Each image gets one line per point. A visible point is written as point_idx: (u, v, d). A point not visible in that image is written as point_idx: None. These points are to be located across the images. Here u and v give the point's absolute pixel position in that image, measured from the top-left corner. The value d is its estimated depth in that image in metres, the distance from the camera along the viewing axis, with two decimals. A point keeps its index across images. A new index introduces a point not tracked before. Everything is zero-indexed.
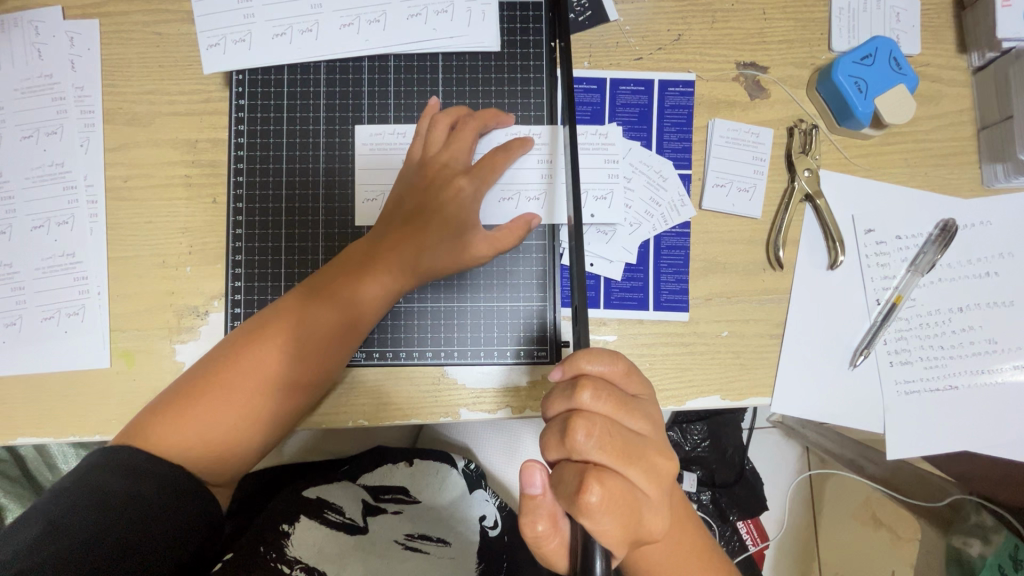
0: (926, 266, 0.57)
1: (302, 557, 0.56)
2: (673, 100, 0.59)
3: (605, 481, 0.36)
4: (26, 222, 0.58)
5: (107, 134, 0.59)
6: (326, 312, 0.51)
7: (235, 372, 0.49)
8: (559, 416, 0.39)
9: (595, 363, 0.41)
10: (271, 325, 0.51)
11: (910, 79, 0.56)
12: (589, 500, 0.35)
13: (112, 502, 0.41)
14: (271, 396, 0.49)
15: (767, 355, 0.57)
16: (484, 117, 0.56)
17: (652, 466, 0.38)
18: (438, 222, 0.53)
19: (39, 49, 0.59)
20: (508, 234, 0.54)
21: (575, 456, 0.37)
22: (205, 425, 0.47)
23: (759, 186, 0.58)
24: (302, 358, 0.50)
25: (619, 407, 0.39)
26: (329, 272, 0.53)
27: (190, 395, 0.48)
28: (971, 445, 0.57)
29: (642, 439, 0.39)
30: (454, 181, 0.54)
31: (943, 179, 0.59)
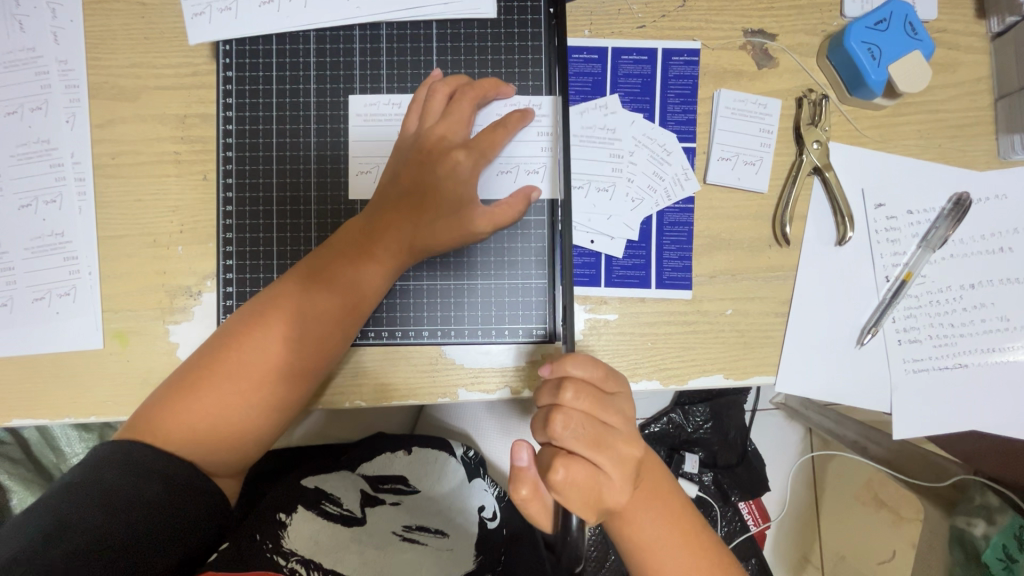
0: (938, 242, 0.56)
1: (298, 550, 0.55)
2: (676, 69, 0.57)
3: (573, 465, 0.40)
4: (13, 201, 0.56)
5: (93, 109, 0.57)
6: (324, 296, 0.50)
7: (235, 359, 0.48)
8: (544, 409, 0.43)
9: (579, 367, 0.43)
10: (265, 315, 0.50)
11: (926, 44, 0.53)
12: (556, 478, 0.40)
13: (115, 501, 0.42)
14: (273, 383, 0.49)
15: (773, 333, 0.56)
16: (483, 87, 0.54)
17: (618, 453, 0.42)
18: (435, 198, 0.52)
19: (19, 21, 0.57)
20: (509, 209, 0.52)
21: (553, 442, 0.42)
22: (206, 417, 0.47)
23: (766, 159, 0.56)
24: (299, 346, 0.49)
25: (597, 404, 0.43)
26: (324, 256, 0.52)
27: (191, 386, 0.48)
28: (980, 425, 0.56)
29: (614, 432, 0.42)
30: (453, 154, 0.52)
31: (958, 151, 0.57)
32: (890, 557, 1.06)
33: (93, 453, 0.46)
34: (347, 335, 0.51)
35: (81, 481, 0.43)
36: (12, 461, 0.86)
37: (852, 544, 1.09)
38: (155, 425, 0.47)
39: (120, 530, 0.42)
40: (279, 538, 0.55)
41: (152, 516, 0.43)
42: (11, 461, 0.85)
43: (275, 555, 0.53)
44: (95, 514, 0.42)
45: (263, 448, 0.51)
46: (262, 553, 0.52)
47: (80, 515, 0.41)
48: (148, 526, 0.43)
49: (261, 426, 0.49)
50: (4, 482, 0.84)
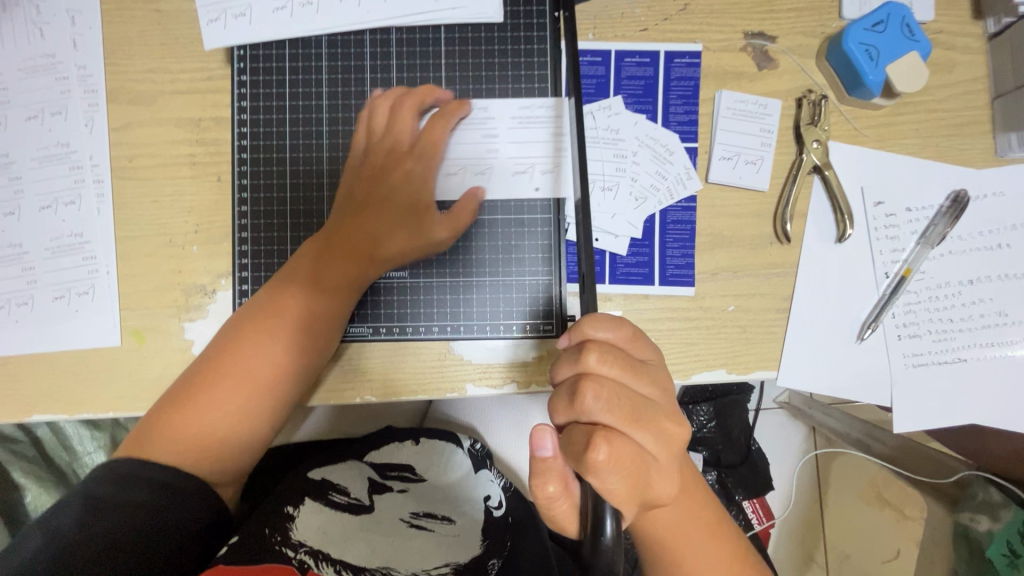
0: (937, 239, 0.57)
1: (307, 540, 0.54)
2: (679, 71, 0.58)
3: (614, 442, 0.37)
4: (34, 203, 0.58)
5: (111, 113, 0.59)
6: (301, 304, 0.52)
7: (215, 371, 0.50)
8: (567, 380, 0.40)
9: (600, 329, 0.41)
10: (249, 327, 0.52)
11: (923, 46, 0.55)
12: (596, 458, 0.36)
13: (134, 500, 0.45)
14: (257, 390, 0.51)
15: (774, 328, 0.57)
16: (421, 93, 0.57)
17: (660, 429, 0.39)
18: (393, 203, 0.56)
19: (40, 28, 0.58)
20: (470, 203, 0.56)
21: (584, 418, 0.38)
22: (202, 427, 0.49)
23: (767, 158, 0.57)
24: (287, 348, 0.51)
25: (626, 370, 0.40)
26: (303, 266, 0.54)
27: (175, 403, 0.50)
28: (980, 419, 0.57)
29: (652, 404, 0.39)
30: (403, 164, 0.57)
31: (956, 149, 0.58)
32: (894, 556, 1.07)
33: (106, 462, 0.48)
34: (330, 338, 0.53)
35: (97, 486, 0.46)
36: (26, 458, 0.87)
37: (855, 541, 1.09)
38: (140, 446, 0.48)
39: (128, 530, 0.43)
40: (287, 531, 0.54)
41: (158, 513, 0.45)
42: (26, 459, 0.87)
43: (283, 546, 0.51)
44: (103, 517, 0.43)
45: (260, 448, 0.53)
46: (271, 546, 0.51)
47: (97, 519, 0.44)
48: (154, 523, 0.44)
49: (250, 431, 0.51)
50: (19, 481, 0.86)
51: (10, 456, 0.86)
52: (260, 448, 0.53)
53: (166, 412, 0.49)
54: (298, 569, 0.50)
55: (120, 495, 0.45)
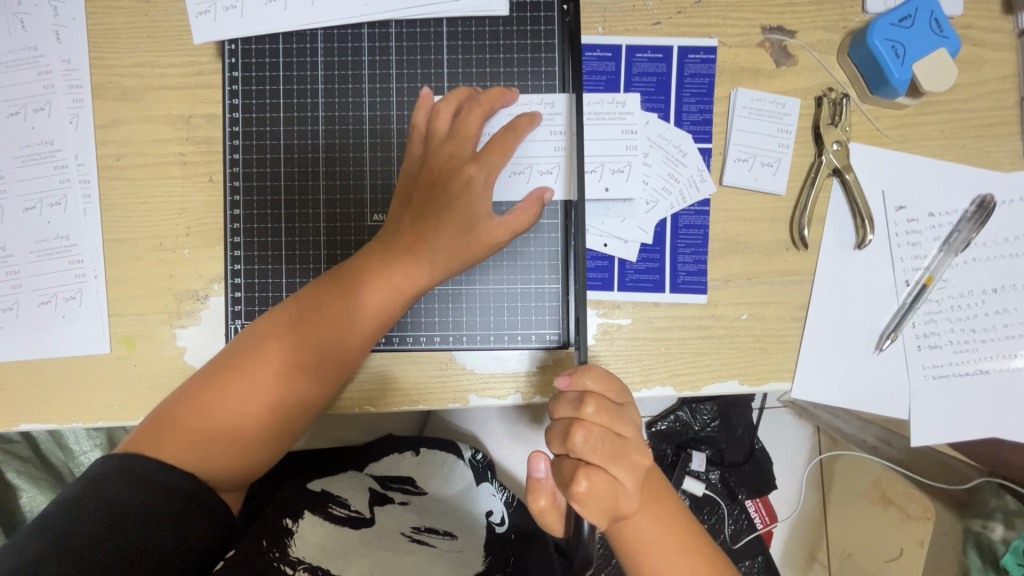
0: (960, 245, 0.54)
1: (304, 557, 0.51)
2: (692, 68, 0.55)
3: (594, 477, 0.38)
4: (17, 204, 0.56)
5: (97, 110, 0.56)
6: (336, 316, 0.49)
7: (242, 378, 0.48)
8: (562, 421, 0.41)
9: (596, 381, 0.42)
10: (273, 336, 0.49)
11: (952, 42, 0.52)
12: (577, 490, 0.38)
13: (118, 516, 0.42)
14: (271, 402, 0.48)
15: (789, 338, 0.55)
16: (488, 99, 0.52)
17: (635, 466, 0.40)
18: (450, 214, 0.50)
19: (20, 19, 0.55)
20: (522, 215, 0.51)
21: (571, 456, 0.39)
22: (211, 438, 0.47)
23: (785, 160, 0.55)
24: (305, 366, 0.49)
25: (617, 418, 0.41)
26: (336, 275, 0.51)
27: (201, 402, 0.47)
28: (999, 432, 0.55)
29: (630, 444, 0.40)
30: (463, 170, 0.50)
31: (982, 152, 0.55)
32: (897, 555, 1.04)
33: (100, 462, 0.46)
34: (358, 353, 0.50)
35: (91, 488, 0.43)
36: (22, 459, 0.86)
37: (860, 543, 1.08)
38: (160, 442, 0.47)
39: (124, 542, 0.41)
40: (287, 547, 0.52)
41: (160, 521, 0.43)
42: (21, 460, 0.86)
43: (281, 563, 0.49)
44: (97, 525, 0.41)
45: (265, 465, 0.50)
46: (269, 562, 0.49)
47: (77, 532, 0.41)
48: (153, 533, 0.42)
49: (268, 441, 0.49)
50: (12, 480, 0.85)
51: (6, 457, 0.85)
52: (271, 460, 0.50)
53: (181, 414, 0.47)
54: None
55: (112, 504, 0.42)
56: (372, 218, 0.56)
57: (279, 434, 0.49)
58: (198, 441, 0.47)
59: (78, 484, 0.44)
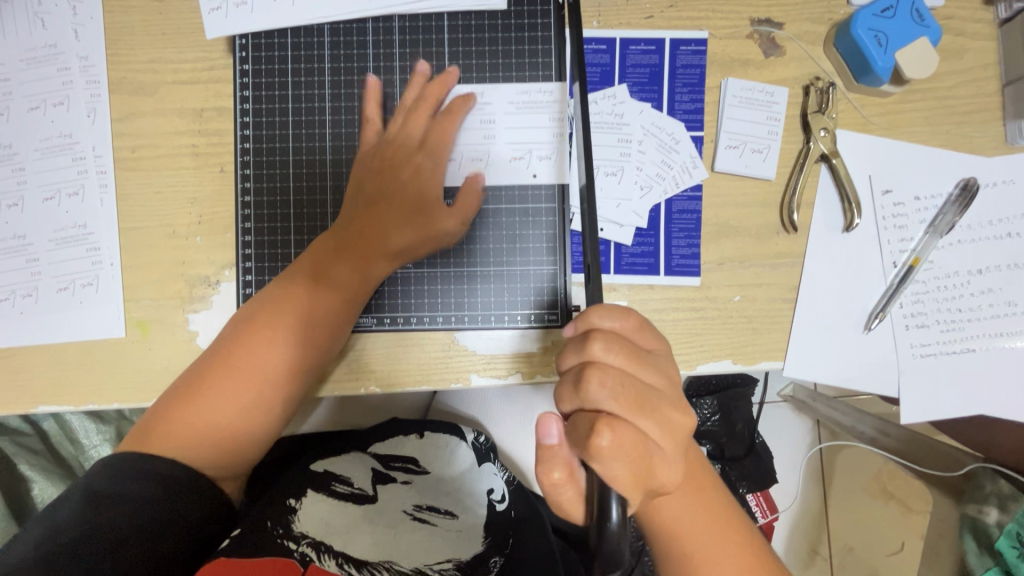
0: (945, 227, 0.56)
1: (308, 532, 0.55)
2: (684, 59, 0.58)
3: (617, 428, 0.36)
4: (37, 194, 0.58)
5: (113, 104, 0.59)
6: (305, 300, 0.52)
7: (230, 368, 0.50)
8: (573, 368, 0.41)
9: (606, 319, 0.42)
10: (251, 327, 0.51)
11: (933, 31, 0.54)
12: (599, 444, 0.36)
13: (114, 503, 0.45)
14: (262, 387, 0.50)
15: (780, 319, 0.57)
16: (432, 92, 0.56)
17: (665, 418, 0.39)
18: (402, 201, 0.55)
19: (41, 18, 0.58)
20: (470, 198, 0.55)
21: (589, 407, 0.38)
22: (201, 426, 0.49)
23: (774, 147, 0.57)
24: (292, 350, 0.51)
25: (632, 360, 0.40)
26: (304, 265, 0.54)
27: (187, 396, 0.50)
28: (986, 409, 0.57)
29: (655, 394, 0.39)
30: (413, 159, 0.55)
31: (965, 137, 0.57)
32: (898, 549, 1.08)
33: (100, 459, 0.49)
34: (340, 332, 0.53)
35: (101, 481, 0.46)
36: (34, 451, 0.87)
37: (863, 538, 1.09)
38: (152, 439, 0.49)
39: (143, 520, 0.45)
40: (291, 523, 0.55)
41: (166, 498, 0.47)
42: (33, 452, 0.87)
43: (285, 538, 0.53)
44: (117, 507, 0.45)
45: (261, 448, 0.53)
46: (273, 538, 0.52)
47: (72, 524, 0.44)
48: (165, 509, 0.46)
49: (262, 422, 0.51)
50: (24, 472, 0.85)
51: (15, 450, 0.87)
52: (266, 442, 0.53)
53: (168, 409, 0.49)
54: (299, 561, 0.51)
55: (105, 495, 0.45)
56: None
57: (272, 416, 0.52)
58: (188, 429, 0.49)
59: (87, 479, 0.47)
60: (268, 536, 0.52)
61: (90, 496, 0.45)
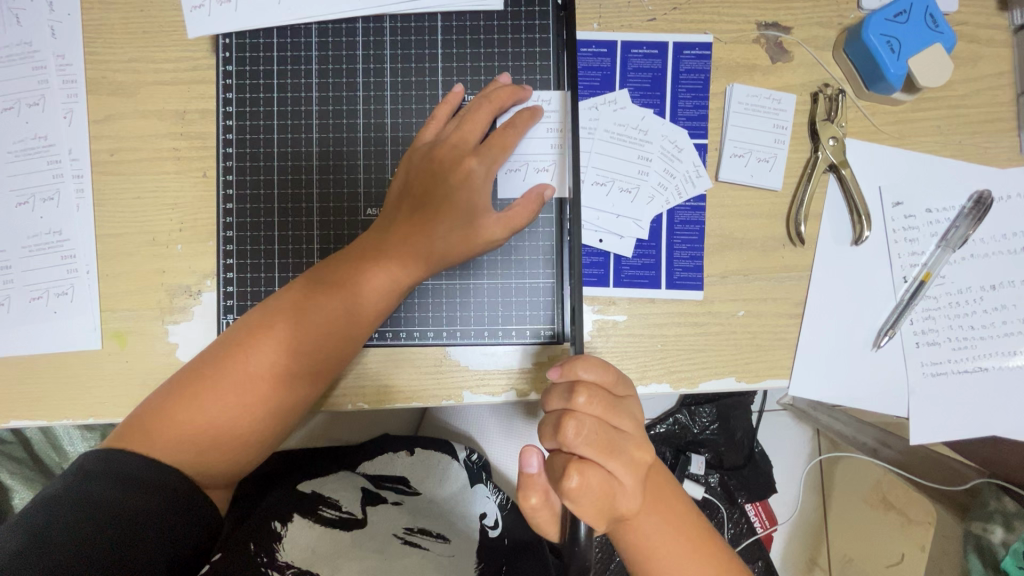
0: (959, 241, 0.54)
1: (294, 561, 0.52)
2: (688, 64, 0.55)
3: (587, 472, 0.38)
4: (10, 199, 0.55)
5: (91, 105, 0.56)
6: (329, 305, 0.49)
7: (235, 369, 0.47)
8: (555, 412, 0.41)
9: (590, 370, 0.41)
10: (267, 326, 0.48)
11: (947, 39, 0.52)
12: (568, 486, 0.37)
13: (99, 514, 0.41)
14: (265, 394, 0.48)
15: (786, 335, 0.54)
16: (501, 96, 0.52)
17: (630, 459, 0.40)
18: (447, 206, 0.50)
19: (15, 14, 0.55)
20: (523, 210, 0.51)
21: (564, 450, 0.39)
22: (195, 429, 0.46)
23: (780, 156, 0.55)
24: (302, 357, 0.48)
25: (610, 409, 0.40)
26: (334, 265, 0.50)
27: (190, 395, 0.47)
28: (997, 430, 0.55)
29: (625, 438, 0.41)
30: (465, 161, 0.51)
31: (980, 148, 0.55)
32: (898, 560, 1.06)
33: (86, 456, 0.45)
34: (353, 341, 0.50)
35: (87, 491, 0.42)
36: (15, 460, 0.85)
37: (862, 550, 1.07)
38: (147, 435, 0.46)
39: (149, 540, 0.42)
40: (275, 552, 0.53)
41: (166, 514, 0.43)
42: (14, 461, 0.85)
43: (269, 568, 0.51)
44: (123, 524, 0.41)
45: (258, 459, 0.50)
46: (257, 568, 0.50)
47: (55, 534, 0.40)
48: (167, 529, 0.43)
49: (260, 431, 0.48)
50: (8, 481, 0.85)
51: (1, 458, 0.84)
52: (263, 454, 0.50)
53: (168, 403, 0.47)
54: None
55: (93, 501, 0.42)
56: (365, 213, 0.55)
57: (270, 425, 0.49)
58: (184, 430, 0.46)
59: (68, 482, 0.43)
60: (251, 566, 0.51)
61: (82, 509, 0.41)
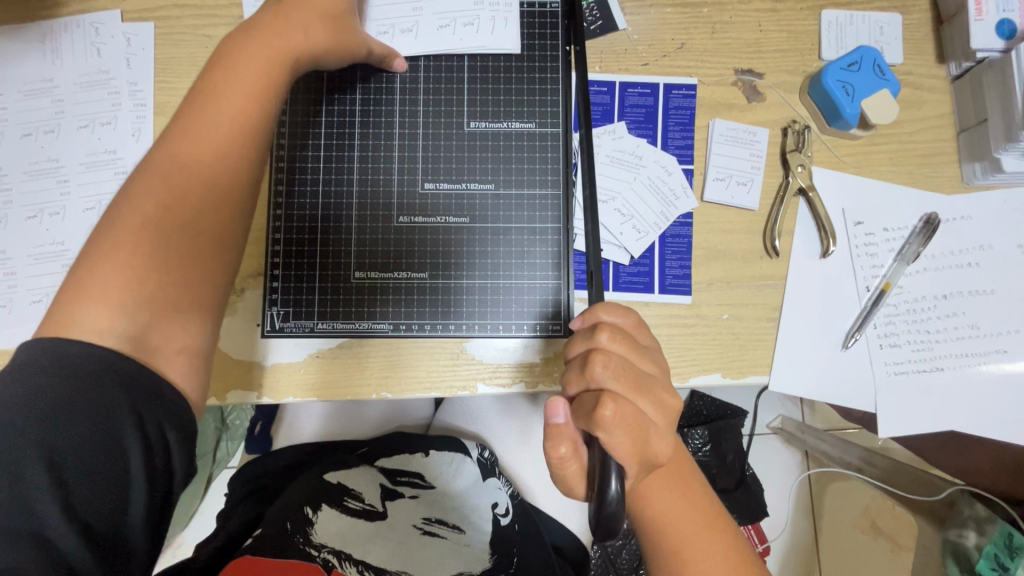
0: (911, 257, 0.62)
1: (327, 542, 0.62)
2: (676, 102, 0.65)
3: (619, 403, 0.41)
4: (78, 204, 0.62)
5: (156, 125, 0.64)
6: (210, 174, 0.47)
7: (156, 233, 0.45)
8: (579, 355, 0.45)
9: (609, 314, 0.47)
10: (184, 197, 0.46)
11: (893, 83, 0.62)
12: (603, 414, 0.40)
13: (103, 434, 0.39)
14: (191, 268, 0.45)
15: (765, 336, 0.61)
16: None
17: (658, 398, 0.43)
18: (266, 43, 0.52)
19: (97, 48, 0.64)
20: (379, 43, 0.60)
21: (593, 387, 0.42)
22: (110, 299, 0.42)
23: (757, 180, 0.63)
24: (219, 221, 0.47)
25: (632, 348, 0.45)
26: (245, 141, 0.49)
27: (102, 270, 0.43)
28: (954, 424, 0.61)
29: (652, 378, 0.44)
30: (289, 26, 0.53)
31: (927, 176, 0.64)
32: None
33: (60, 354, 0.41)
34: (245, 192, 0.49)
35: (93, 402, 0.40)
36: None
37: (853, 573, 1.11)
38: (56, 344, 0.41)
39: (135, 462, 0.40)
40: (309, 533, 0.62)
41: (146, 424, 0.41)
42: None
43: (307, 546, 0.60)
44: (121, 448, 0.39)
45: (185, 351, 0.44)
46: (294, 546, 0.60)
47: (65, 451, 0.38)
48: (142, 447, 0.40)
49: (175, 299, 0.44)
50: None
51: None
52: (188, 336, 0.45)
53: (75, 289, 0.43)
54: (323, 566, 0.59)
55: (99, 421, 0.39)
56: (398, 220, 0.62)
57: (201, 326, 0.46)
58: (96, 303, 0.42)
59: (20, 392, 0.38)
60: (290, 544, 0.60)
61: (53, 422, 0.38)
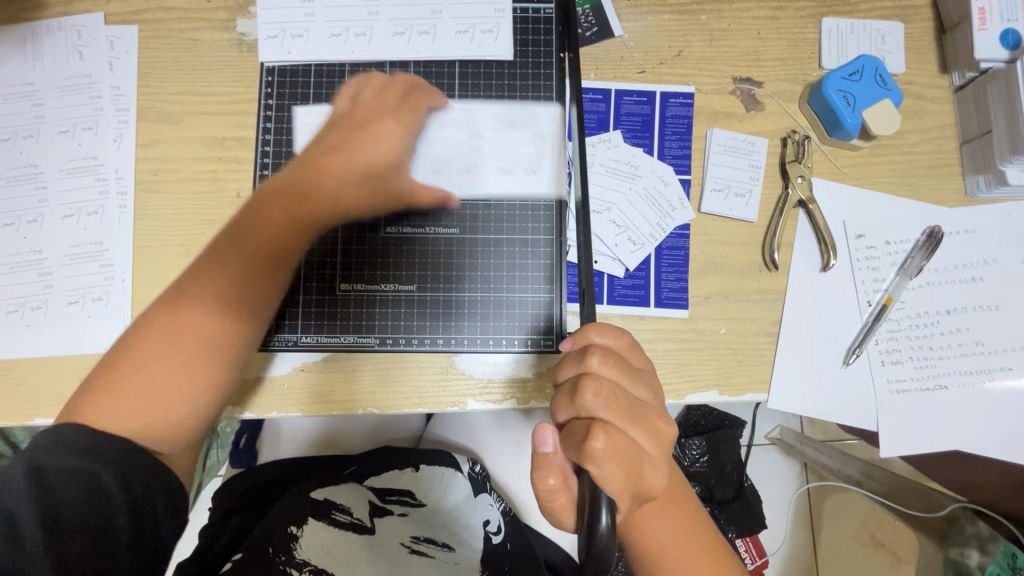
0: (914, 270, 0.60)
1: (310, 559, 0.59)
2: (673, 110, 0.63)
3: (610, 434, 0.39)
4: (57, 212, 0.60)
5: (139, 130, 0.62)
6: (238, 267, 0.51)
7: (180, 332, 0.49)
8: (570, 379, 0.43)
9: (601, 336, 0.45)
10: (208, 294, 0.50)
11: (896, 93, 0.60)
12: (594, 446, 0.38)
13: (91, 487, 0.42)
14: (198, 363, 0.49)
15: (763, 352, 0.60)
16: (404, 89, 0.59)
17: (652, 427, 0.42)
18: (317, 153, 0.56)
19: (79, 51, 0.62)
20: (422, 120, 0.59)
21: (583, 415, 0.40)
22: (133, 394, 0.47)
23: (755, 191, 0.62)
24: (230, 317, 0.50)
25: (624, 373, 0.43)
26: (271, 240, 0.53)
27: (130, 366, 0.48)
28: (958, 443, 0.59)
29: (644, 405, 0.42)
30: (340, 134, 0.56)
31: (930, 188, 0.62)
32: None
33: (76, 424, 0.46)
34: (267, 286, 0.53)
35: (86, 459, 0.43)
36: None
37: None
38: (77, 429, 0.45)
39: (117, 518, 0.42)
40: (292, 550, 0.59)
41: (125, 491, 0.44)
42: None
43: (288, 565, 0.57)
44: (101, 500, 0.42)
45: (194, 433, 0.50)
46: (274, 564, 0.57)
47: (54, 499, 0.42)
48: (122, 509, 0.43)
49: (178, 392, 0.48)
50: None
51: None
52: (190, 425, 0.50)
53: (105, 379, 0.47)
54: None
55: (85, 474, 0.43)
56: (385, 230, 0.60)
57: (197, 406, 0.49)
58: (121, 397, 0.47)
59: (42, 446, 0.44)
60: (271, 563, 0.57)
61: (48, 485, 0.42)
